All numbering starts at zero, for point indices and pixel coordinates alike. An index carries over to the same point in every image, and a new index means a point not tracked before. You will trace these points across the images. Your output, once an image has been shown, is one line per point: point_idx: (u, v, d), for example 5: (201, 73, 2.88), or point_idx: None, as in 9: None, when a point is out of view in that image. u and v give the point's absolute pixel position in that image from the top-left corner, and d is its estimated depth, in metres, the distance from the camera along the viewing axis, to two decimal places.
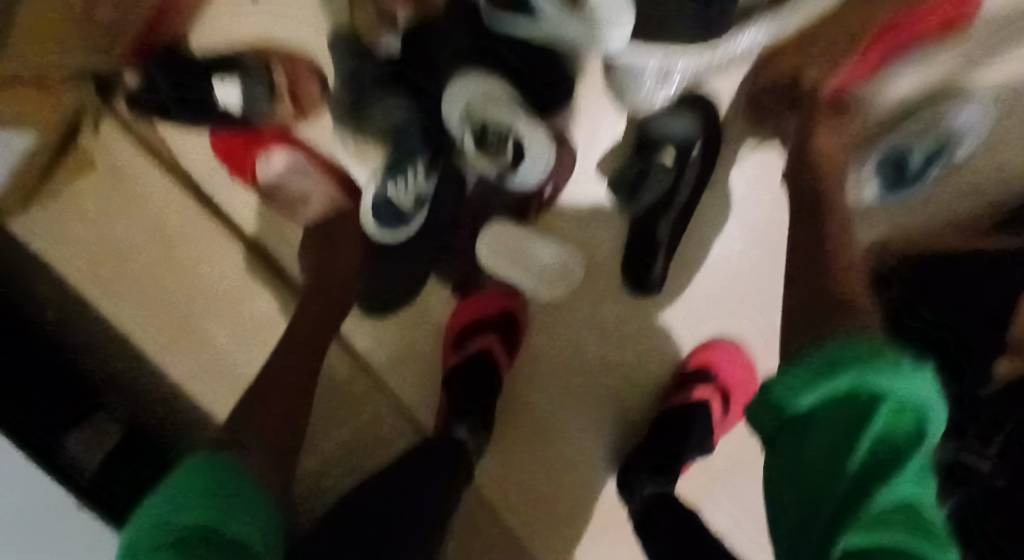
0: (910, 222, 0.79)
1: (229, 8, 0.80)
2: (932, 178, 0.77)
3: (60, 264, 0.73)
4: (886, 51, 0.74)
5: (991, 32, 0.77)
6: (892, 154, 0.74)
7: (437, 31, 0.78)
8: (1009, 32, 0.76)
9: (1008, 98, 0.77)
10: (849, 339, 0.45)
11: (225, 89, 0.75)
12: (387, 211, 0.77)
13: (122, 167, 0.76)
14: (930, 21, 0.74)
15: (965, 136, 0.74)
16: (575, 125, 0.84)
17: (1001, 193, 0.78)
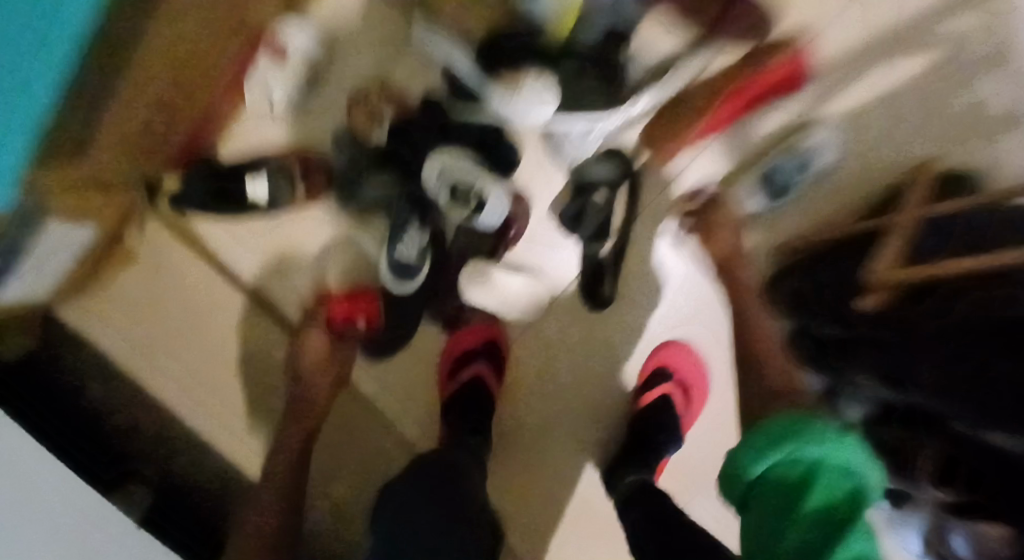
0: (806, 225, 0.89)
1: (249, 122, 0.94)
2: (809, 188, 0.88)
3: (115, 345, 0.91)
4: (742, 104, 0.85)
5: (834, 64, 0.87)
6: (764, 178, 0.86)
7: (419, 124, 0.86)
8: (854, 59, 0.87)
9: (868, 112, 0.87)
10: (795, 417, 0.52)
11: (255, 185, 0.90)
12: (398, 265, 0.87)
13: (165, 258, 0.96)
14: (769, 80, 0.84)
15: (823, 154, 0.85)
16: (529, 178, 0.91)
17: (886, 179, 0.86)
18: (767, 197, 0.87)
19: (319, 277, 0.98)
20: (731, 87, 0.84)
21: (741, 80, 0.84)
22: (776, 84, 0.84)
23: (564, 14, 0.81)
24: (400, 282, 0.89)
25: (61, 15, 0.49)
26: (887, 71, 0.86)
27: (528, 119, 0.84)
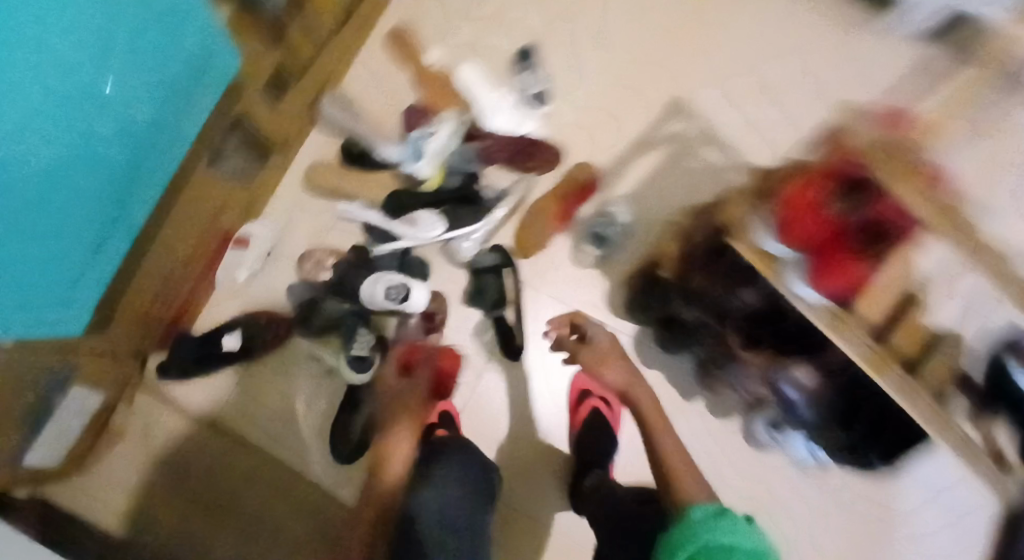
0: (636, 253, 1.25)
1: (217, 296, 1.22)
2: (626, 235, 1.25)
3: (116, 510, 1.12)
4: (565, 204, 1.24)
5: (612, 162, 1.29)
6: (595, 238, 1.24)
7: (351, 262, 1.18)
8: (624, 156, 1.29)
9: (645, 181, 1.28)
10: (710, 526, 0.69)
11: (229, 338, 1.16)
12: (355, 363, 1.13)
13: (153, 422, 1.16)
14: (572, 197, 1.24)
15: (622, 217, 1.25)
16: (439, 281, 1.23)
17: (672, 211, 1.26)
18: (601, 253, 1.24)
19: (290, 403, 1.19)
20: (559, 218, 1.23)
21: (560, 190, 1.24)
22: (582, 190, 1.25)
23: (436, 173, 1.21)
24: (359, 373, 1.14)
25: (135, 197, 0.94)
26: (644, 161, 1.28)
27: (427, 236, 1.18)
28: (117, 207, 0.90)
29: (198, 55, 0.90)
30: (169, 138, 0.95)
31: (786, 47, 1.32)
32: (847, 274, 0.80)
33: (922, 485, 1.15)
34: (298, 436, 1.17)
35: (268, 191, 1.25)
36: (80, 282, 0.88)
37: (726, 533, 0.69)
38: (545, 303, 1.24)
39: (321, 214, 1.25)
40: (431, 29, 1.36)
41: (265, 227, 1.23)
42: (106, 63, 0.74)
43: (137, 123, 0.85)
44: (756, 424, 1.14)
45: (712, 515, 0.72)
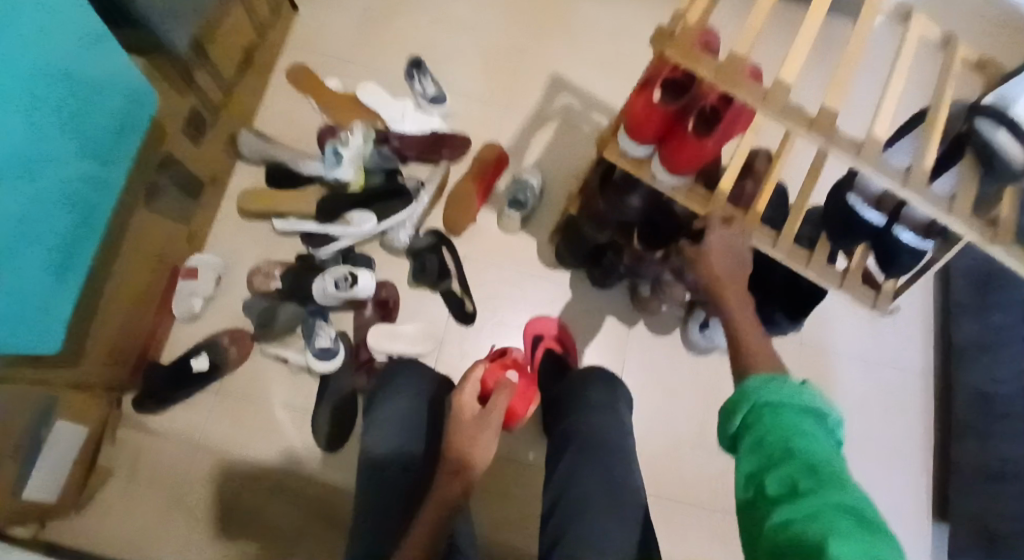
0: (553, 212, 1.40)
1: (180, 329, 1.29)
2: (541, 198, 1.40)
3: (114, 540, 1.16)
4: (483, 180, 1.37)
5: (515, 140, 1.45)
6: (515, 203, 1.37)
7: (299, 270, 1.28)
8: (524, 133, 1.45)
9: (546, 150, 1.44)
10: (772, 396, 0.67)
11: (199, 360, 1.24)
12: (322, 354, 1.23)
13: (139, 452, 1.21)
14: (486, 171, 1.37)
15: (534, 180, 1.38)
16: (384, 272, 1.35)
17: (575, 170, 1.43)
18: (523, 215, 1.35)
19: (268, 409, 1.26)
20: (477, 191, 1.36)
21: (475, 170, 1.37)
22: (493, 168, 1.38)
23: (357, 176, 1.32)
24: (325, 363, 1.24)
25: (80, 251, 0.98)
26: (544, 133, 1.45)
27: (363, 231, 1.30)
28: (64, 249, 0.94)
29: (119, 99, 0.97)
30: (106, 184, 1.00)
31: (633, 19, 1.54)
32: (697, 153, 0.90)
33: (836, 330, 1.33)
34: (282, 436, 1.25)
35: (206, 223, 1.33)
36: (36, 318, 0.91)
37: (777, 393, 0.67)
38: (483, 272, 1.37)
39: (262, 234, 1.35)
40: (329, 54, 1.48)
41: (207, 257, 1.30)
42: (32, 109, 0.82)
43: (69, 163, 0.90)
44: (688, 327, 1.29)
45: (765, 381, 0.70)
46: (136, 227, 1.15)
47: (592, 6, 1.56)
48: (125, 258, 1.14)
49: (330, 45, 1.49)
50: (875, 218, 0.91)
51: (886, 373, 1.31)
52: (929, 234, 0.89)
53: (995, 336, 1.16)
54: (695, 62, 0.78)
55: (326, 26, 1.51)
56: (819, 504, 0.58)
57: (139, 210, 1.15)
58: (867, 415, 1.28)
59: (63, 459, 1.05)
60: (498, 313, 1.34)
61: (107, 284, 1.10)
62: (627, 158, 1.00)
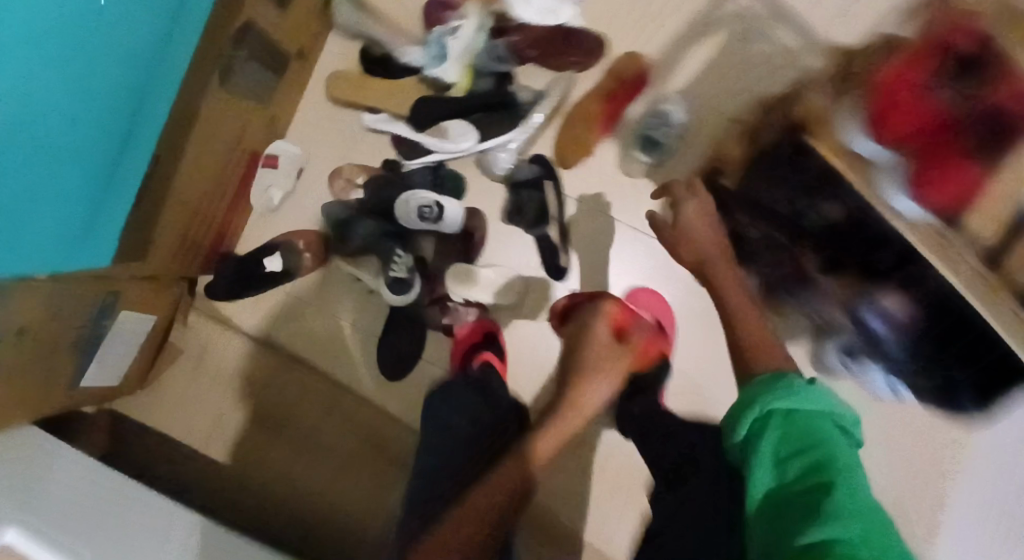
0: (688, 163, 1.14)
1: (257, 222, 1.20)
2: (677, 142, 1.13)
3: (177, 425, 1.15)
4: (613, 106, 1.13)
5: (664, 59, 1.15)
6: (645, 140, 1.13)
7: (383, 182, 1.12)
8: (676, 52, 1.15)
9: (698, 81, 1.15)
10: (770, 395, 0.68)
11: (271, 261, 1.15)
12: (395, 284, 1.11)
13: (205, 342, 1.17)
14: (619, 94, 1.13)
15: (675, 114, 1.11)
16: (476, 198, 1.17)
17: (730, 113, 1.14)
18: (651, 157, 1.13)
19: (334, 324, 1.19)
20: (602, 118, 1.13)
21: (608, 91, 1.13)
22: (626, 90, 1.13)
23: (461, 78, 1.11)
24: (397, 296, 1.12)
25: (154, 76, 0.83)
26: (705, 49, 1.15)
27: (458, 147, 1.10)
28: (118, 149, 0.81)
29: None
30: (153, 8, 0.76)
31: None
32: (955, 170, 0.77)
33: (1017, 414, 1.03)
34: (345, 354, 1.18)
35: (290, 105, 1.18)
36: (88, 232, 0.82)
37: (785, 399, 0.66)
38: (588, 219, 1.16)
39: (348, 126, 1.18)
40: None
41: (293, 148, 1.18)
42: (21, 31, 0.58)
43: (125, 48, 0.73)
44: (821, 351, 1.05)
45: (766, 385, 0.69)
46: (215, 111, 1.00)
47: None
48: (202, 145, 1.01)
49: None
50: None
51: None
52: None
53: None
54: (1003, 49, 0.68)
55: None
56: (841, 488, 0.57)
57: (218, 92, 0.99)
58: (999, 514, 1.02)
59: (123, 350, 1.03)
60: (597, 269, 1.15)
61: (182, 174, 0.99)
62: (848, 153, 0.85)
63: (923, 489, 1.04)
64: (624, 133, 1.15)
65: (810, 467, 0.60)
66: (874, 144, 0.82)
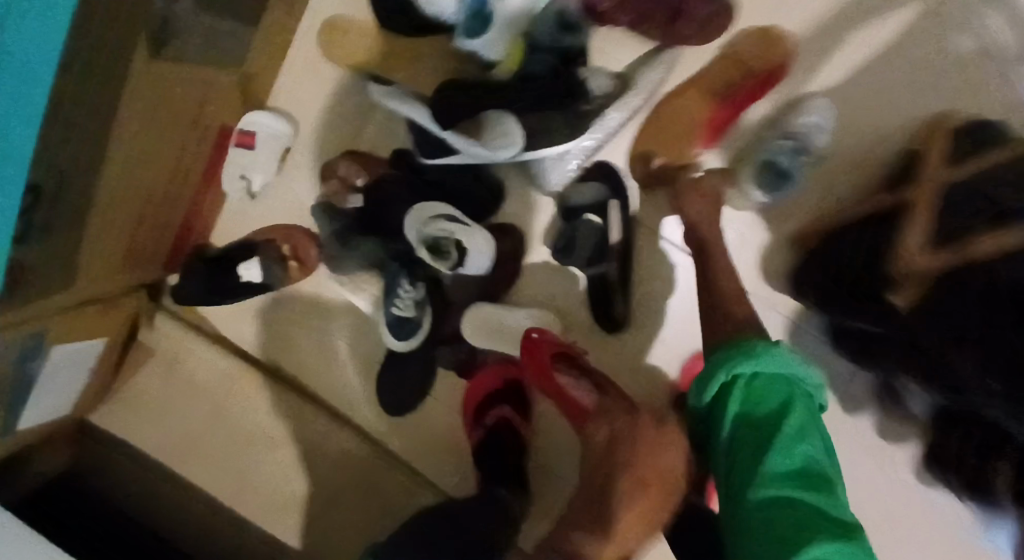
0: (812, 203, 0.82)
1: (237, 210, 0.95)
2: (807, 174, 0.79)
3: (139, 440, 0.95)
4: (727, 113, 0.78)
5: (809, 47, 0.79)
6: (765, 165, 0.77)
7: (390, 190, 0.84)
8: (830, 38, 0.79)
9: (852, 86, 0.79)
10: (733, 349, 0.56)
11: (248, 267, 0.89)
12: (398, 324, 0.87)
13: (177, 347, 0.98)
14: (740, 94, 0.78)
15: (815, 135, 0.77)
16: (514, 213, 0.87)
17: (887, 141, 0.79)
18: (768, 195, 0.78)
19: (328, 343, 0.97)
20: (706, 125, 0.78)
21: (724, 86, 0.78)
22: (751, 91, 0.78)
23: (510, 51, 0.77)
24: (403, 340, 0.88)
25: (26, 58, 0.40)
26: (877, 31, 0.77)
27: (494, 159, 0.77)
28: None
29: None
30: None
31: None
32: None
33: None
34: (339, 379, 0.97)
35: (275, 58, 0.86)
36: None
37: (751, 359, 0.54)
38: (661, 258, 0.86)
39: (352, 94, 0.87)
40: None
41: (275, 122, 0.88)
42: None
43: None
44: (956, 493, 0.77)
45: (734, 345, 0.57)
46: (165, 83, 0.69)
47: None
48: (149, 130, 0.71)
49: None
50: None
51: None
52: None
53: None
54: None
55: None
56: (802, 448, 0.49)
57: (169, 55, 0.67)
58: None
59: (69, 377, 0.85)
60: (664, 325, 0.87)
61: (123, 173, 0.72)
62: None
63: None
64: (730, 148, 0.82)
65: (778, 428, 0.50)
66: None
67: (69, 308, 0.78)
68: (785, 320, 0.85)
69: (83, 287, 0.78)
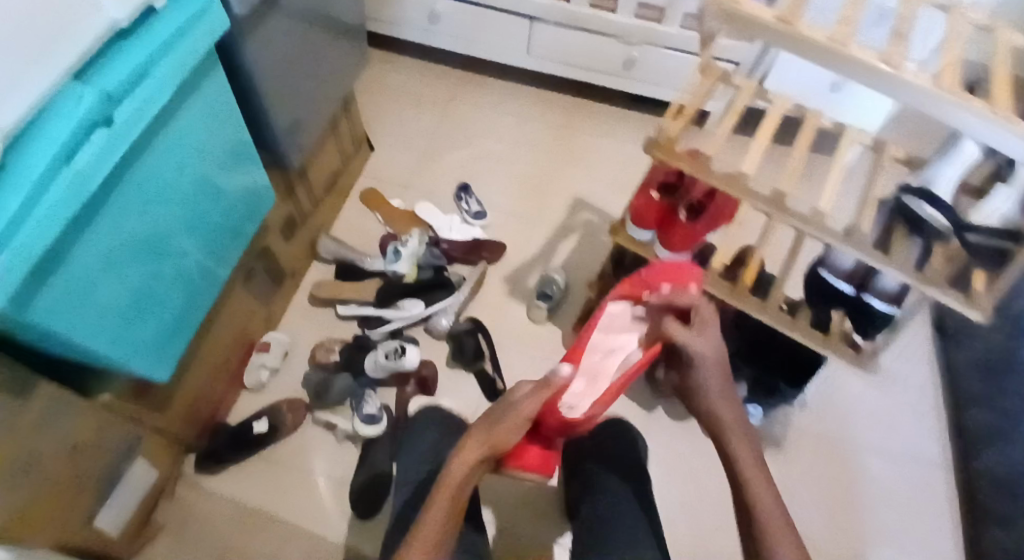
0: (576, 309, 1.58)
1: (244, 403, 1.43)
2: (568, 296, 1.58)
3: None
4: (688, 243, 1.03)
5: (545, 250, 1.66)
6: (541, 293, 1.53)
7: (356, 346, 1.45)
8: (551, 245, 1.67)
9: (571, 261, 1.65)
10: None
11: (258, 423, 1.36)
12: (367, 421, 1.34)
13: (192, 508, 1.31)
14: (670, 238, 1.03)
15: (557, 279, 1.55)
16: (426, 354, 1.49)
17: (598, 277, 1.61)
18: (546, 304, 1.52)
19: (311, 478, 1.36)
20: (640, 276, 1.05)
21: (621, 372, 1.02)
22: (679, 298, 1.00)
23: (412, 270, 1.51)
24: (369, 429, 1.35)
25: (234, 213, 1.15)
26: (569, 240, 1.68)
27: (408, 317, 1.47)
28: (155, 287, 1.00)
29: (236, 159, 1.10)
30: (230, 131, 1.06)
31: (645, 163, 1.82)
32: (689, 234, 1.01)
33: (839, 402, 1.41)
34: (322, 502, 1.34)
35: (281, 308, 1.52)
36: (140, 354, 1.02)
37: None
38: (513, 357, 1.51)
39: (325, 320, 1.54)
40: (395, 180, 1.76)
41: (278, 336, 1.47)
42: (196, 199, 1.04)
43: (208, 247, 1.11)
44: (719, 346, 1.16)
45: None
46: (233, 298, 1.32)
47: (611, 139, 1.88)
48: (224, 327, 1.32)
49: (395, 172, 1.77)
50: (849, 288, 0.94)
51: (906, 467, 1.35)
52: (896, 304, 0.91)
53: (1009, 423, 1.32)
54: (677, 160, 0.90)
55: (394, 157, 1.80)
56: None
57: (238, 290, 1.33)
58: (910, 508, 1.31)
59: (127, 500, 1.18)
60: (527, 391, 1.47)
61: (201, 349, 1.26)
62: (636, 243, 1.08)
63: (837, 504, 1.31)
64: (527, 294, 1.59)
65: None
66: (647, 233, 1.07)
67: (145, 434, 1.19)
68: None
69: (158, 422, 1.21)
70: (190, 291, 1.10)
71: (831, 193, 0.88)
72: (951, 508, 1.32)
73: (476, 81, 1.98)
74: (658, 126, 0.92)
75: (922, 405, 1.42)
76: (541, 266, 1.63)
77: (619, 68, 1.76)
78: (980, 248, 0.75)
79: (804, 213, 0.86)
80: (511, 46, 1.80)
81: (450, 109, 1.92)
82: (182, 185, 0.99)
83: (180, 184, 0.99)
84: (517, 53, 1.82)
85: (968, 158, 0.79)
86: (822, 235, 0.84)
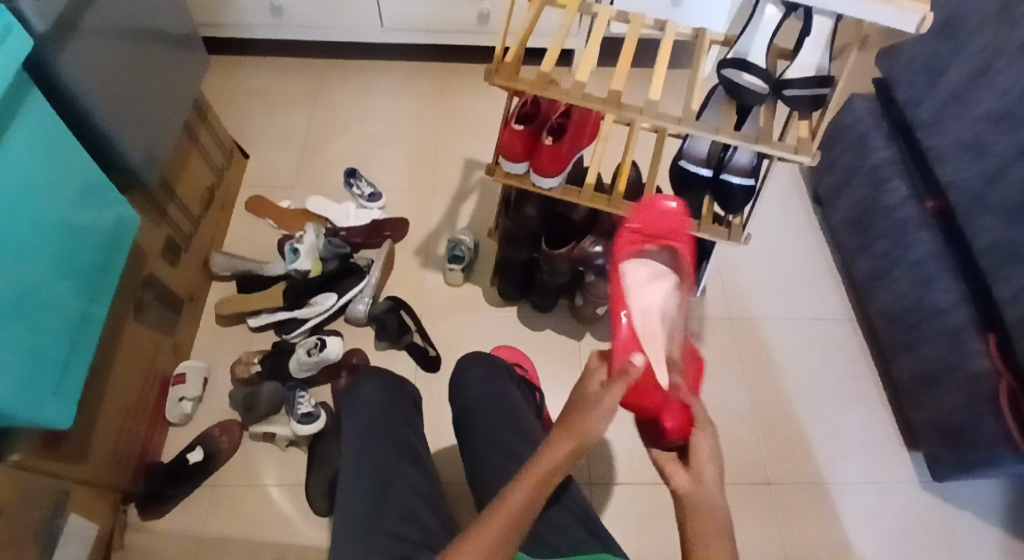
0: (489, 264, 1.59)
1: (176, 437, 1.38)
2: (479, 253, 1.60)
3: None
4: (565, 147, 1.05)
5: (445, 216, 1.67)
6: (452, 255, 1.53)
7: (277, 352, 1.43)
8: (451, 209, 1.68)
9: (473, 220, 1.66)
10: None
11: (193, 454, 1.33)
12: (305, 421, 1.33)
13: (146, 550, 1.27)
14: (544, 154, 1.05)
15: (463, 239, 1.56)
16: (351, 344, 1.48)
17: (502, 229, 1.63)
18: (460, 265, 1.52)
19: (263, 489, 1.33)
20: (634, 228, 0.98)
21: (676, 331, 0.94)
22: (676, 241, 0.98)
23: (314, 264, 1.48)
24: (307, 428, 1.33)
25: (99, 242, 1.09)
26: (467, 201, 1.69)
27: (321, 311, 1.46)
28: (32, 333, 0.94)
29: (86, 191, 1.05)
30: (70, 159, 1.01)
31: None
32: (555, 153, 1.04)
33: (741, 288, 1.51)
34: (279, 508, 1.32)
35: (190, 336, 1.48)
36: (41, 405, 0.95)
37: None
38: (438, 325, 1.51)
39: (239, 336, 1.50)
40: (279, 183, 1.72)
41: (194, 363, 1.43)
42: (54, 232, 0.98)
43: (81, 283, 1.05)
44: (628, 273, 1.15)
45: None
46: (130, 334, 1.28)
47: (485, 96, 1.89)
48: (127, 363, 1.27)
49: (278, 175, 1.73)
50: (706, 172, 1.01)
51: (817, 331, 1.46)
52: (751, 176, 0.99)
53: (888, 264, 1.35)
54: (515, 81, 0.93)
55: (272, 161, 1.76)
56: None
57: (132, 325, 1.29)
58: (828, 365, 1.42)
59: (75, 554, 1.14)
60: (459, 353, 1.48)
61: (107, 390, 1.22)
62: (513, 178, 1.10)
63: (763, 379, 1.40)
64: (438, 262, 1.59)
65: None
66: (520, 165, 1.08)
67: (71, 490, 1.14)
68: (516, 315, 1.52)
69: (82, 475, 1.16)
70: (74, 332, 1.04)
71: (661, 82, 0.90)
72: (862, 358, 1.43)
73: (340, 69, 1.95)
74: (494, 56, 0.94)
75: (816, 275, 1.54)
76: (446, 232, 1.64)
77: (471, 24, 1.76)
78: (799, 98, 0.85)
79: (638, 105, 0.90)
80: (361, 24, 1.78)
81: (319, 102, 1.88)
82: (31, 222, 0.94)
83: (28, 221, 0.93)
84: (371, 30, 1.79)
85: (772, 23, 0.88)
86: (658, 121, 0.88)
